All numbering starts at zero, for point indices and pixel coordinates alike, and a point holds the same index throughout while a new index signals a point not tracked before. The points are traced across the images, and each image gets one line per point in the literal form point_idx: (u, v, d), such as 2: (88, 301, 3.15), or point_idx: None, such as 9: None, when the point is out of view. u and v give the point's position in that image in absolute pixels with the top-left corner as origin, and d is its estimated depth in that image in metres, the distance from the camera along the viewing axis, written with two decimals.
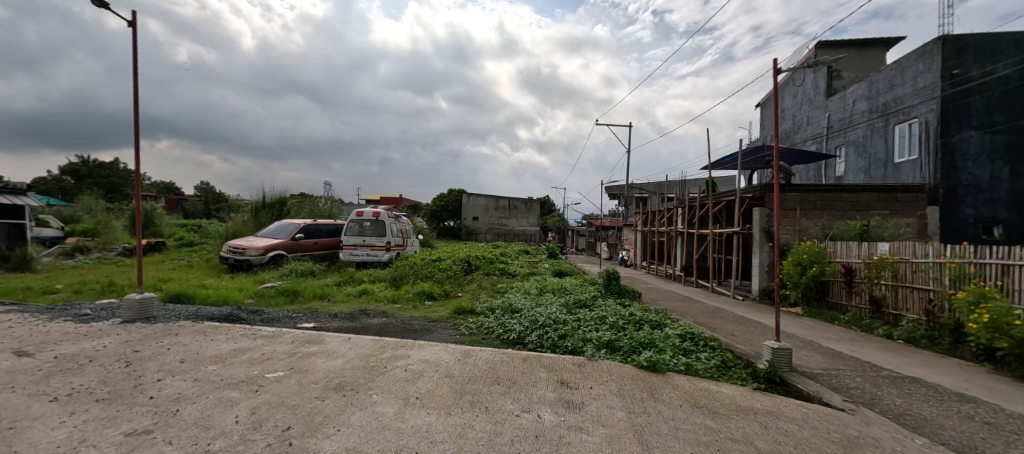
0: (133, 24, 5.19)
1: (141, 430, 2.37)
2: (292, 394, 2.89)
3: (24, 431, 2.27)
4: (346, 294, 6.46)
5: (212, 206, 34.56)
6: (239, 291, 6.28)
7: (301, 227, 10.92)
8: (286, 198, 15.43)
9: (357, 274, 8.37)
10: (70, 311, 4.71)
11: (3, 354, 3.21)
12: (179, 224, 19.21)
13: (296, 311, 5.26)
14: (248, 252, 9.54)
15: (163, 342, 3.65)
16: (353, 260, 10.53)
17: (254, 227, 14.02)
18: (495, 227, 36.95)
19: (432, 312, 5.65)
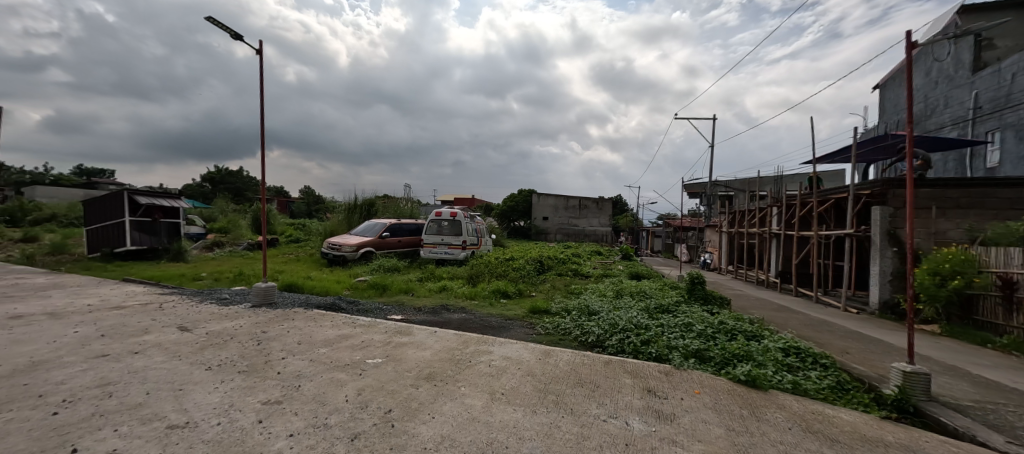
0: (259, 52, 6.06)
1: (273, 401, 2.76)
2: (390, 380, 3.13)
3: (188, 393, 2.78)
4: (427, 290, 6.85)
5: (314, 207, 39.29)
6: (339, 283, 7.01)
7: (387, 225, 11.85)
8: (374, 200, 16.92)
9: (437, 271, 8.84)
10: (215, 294, 5.64)
11: (171, 328, 3.93)
12: (288, 223, 22.16)
13: (386, 303, 5.70)
14: (344, 248, 10.63)
15: (283, 326, 4.18)
16: (433, 257, 11.15)
17: (347, 226, 15.60)
18: (565, 227, 36.65)
19: (508, 311, 5.76)
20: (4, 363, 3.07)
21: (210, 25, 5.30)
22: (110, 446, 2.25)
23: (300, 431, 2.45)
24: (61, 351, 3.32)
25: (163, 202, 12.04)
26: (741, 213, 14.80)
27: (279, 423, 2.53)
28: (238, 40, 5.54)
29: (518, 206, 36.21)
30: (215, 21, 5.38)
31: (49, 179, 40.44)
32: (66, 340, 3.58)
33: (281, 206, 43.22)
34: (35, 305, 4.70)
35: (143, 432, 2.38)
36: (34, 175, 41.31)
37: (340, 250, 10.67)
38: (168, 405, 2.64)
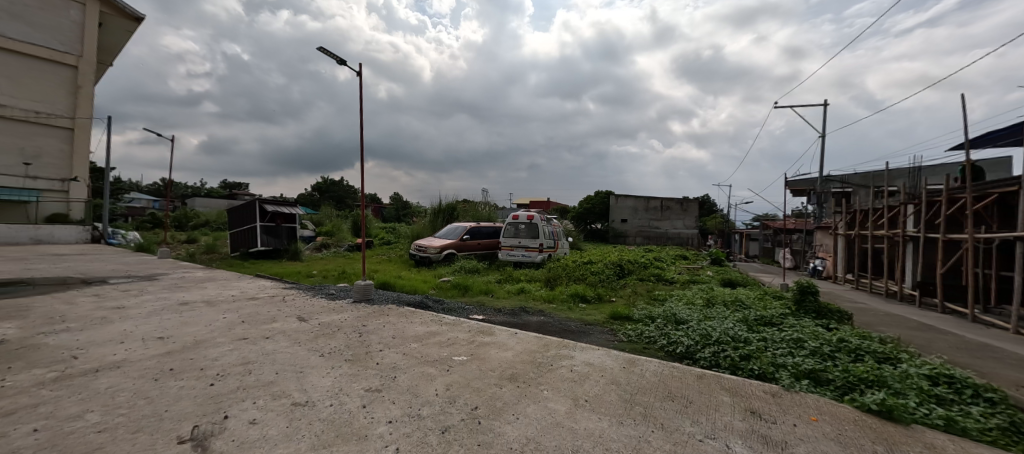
0: (360, 74, 6.81)
1: (374, 389, 3.04)
2: (475, 377, 3.27)
3: (306, 376, 3.20)
4: (506, 291, 7.02)
5: (403, 212, 43.01)
6: (426, 283, 7.54)
7: (468, 228, 12.47)
8: (455, 204, 17.94)
9: (515, 273, 9.04)
10: (325, 289, 6.46)
11: (292, 317, 4.59)
12: (381, 227, 24.57)
13: (468, 303, 5.98)
14: (430, 250, 11.47)
15: (379, 320, 4.61)
16: (510, 259, 11.47)
17: (432, 229, 16.78)
18: (644, 230, 34.78)
19: (587, 315, 5.65)
20: (176, 340, 3.84)
21: (321, 54, 6.08)
22: (250, 416, 2.68)
23: (397, 418, 2.66)
24: (214, 333, 4.06)
25: (284, 209, 14.07)
26: (863, 212, 12.59)
27: (380, 409, 2.77)
28: (342, 65, 6.27)
29: (595, 209, 36.71)
30: (325, 51, 6.17)
31: (204, 192, 50.24)
32: (218, 323, 4.37)
33: (376, 212, 48.16)
34: (198, 294, 5.84)
35: (273, 407, 2.79)
36: (196, 190, 51.88)
37: (426, 252, 11.54)
38: (292, 385, 3.07)
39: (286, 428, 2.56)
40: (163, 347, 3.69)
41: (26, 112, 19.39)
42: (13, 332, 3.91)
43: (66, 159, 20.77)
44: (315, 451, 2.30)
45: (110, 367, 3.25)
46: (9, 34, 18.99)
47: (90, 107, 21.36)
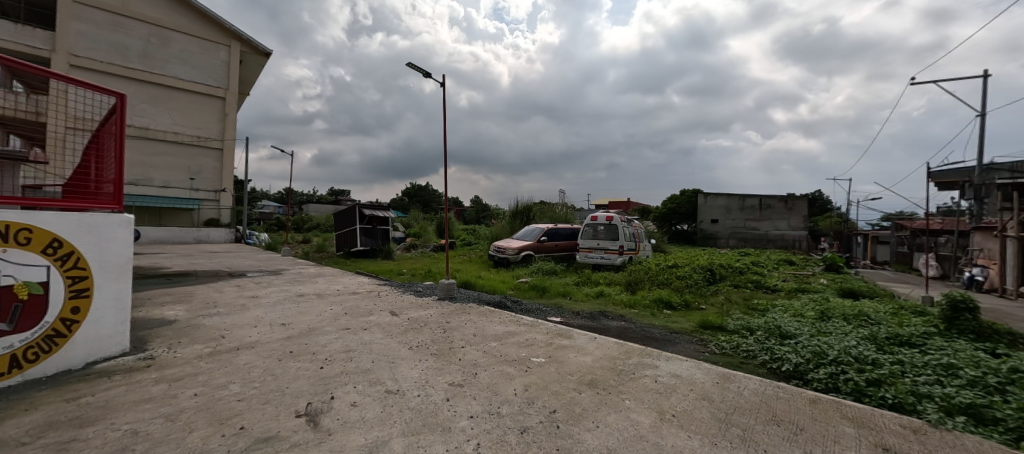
0: (443, 85, 7.25)
1: (457, 383, 3.18)
2: (553, 380, 3.25)
3: (398, 366, 3.49)
4: (584, 294, 6.90)
5: (483, 214, 45.15)
6: (504, 283, 7.75)
7: (545, 230, 12.55)
8: (531, 205, 18.24)
9: (593, 275, 8.86)
10: (413, 287, 7.00)
11: (386, 312, 5.05)
12: (463, 229, 26.02)
13: (546, 305, 6.00)
14: (509, 251, 11.81)
15: (461, 318, 4.84)
16: (589, 261, 11.30)
17: (511, 230, 17.34)
18: (738, 230, 31.89)
19: (673, 323, 5.30)
20: (294, 327, 4.47)
21: (410, 69, 6.61)
22: (352, 399, 2.99)
23: (479, 414, 2.75)
24: (323, 323, 4.64)
25: (379, 212, 15.57)
26: None
27: (462, 404, 2.89)
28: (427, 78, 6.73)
29: (680, 209, 33.59)
30: (413, 66, 6.70)
31: (315, 199, 58.13)
32: (326, 314, 4.99)
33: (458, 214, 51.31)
34: (311, 287, 6.74)
35: (370, 392, 3.09)
36: (309, 197, 60.47)
37: (504, 253, 11.90)
38: (385, 374, 3.36)
39: (380, 412, 2.81)
40: (286, 332, 4.32)
41: (192, 137, 24.30)
42: (183, 313, 4.92)
43: (218, 174, 25.35)
44: (405, 437, 2.48)
45: (246, 347, 3.89)
46: (181, 76, 24.01)
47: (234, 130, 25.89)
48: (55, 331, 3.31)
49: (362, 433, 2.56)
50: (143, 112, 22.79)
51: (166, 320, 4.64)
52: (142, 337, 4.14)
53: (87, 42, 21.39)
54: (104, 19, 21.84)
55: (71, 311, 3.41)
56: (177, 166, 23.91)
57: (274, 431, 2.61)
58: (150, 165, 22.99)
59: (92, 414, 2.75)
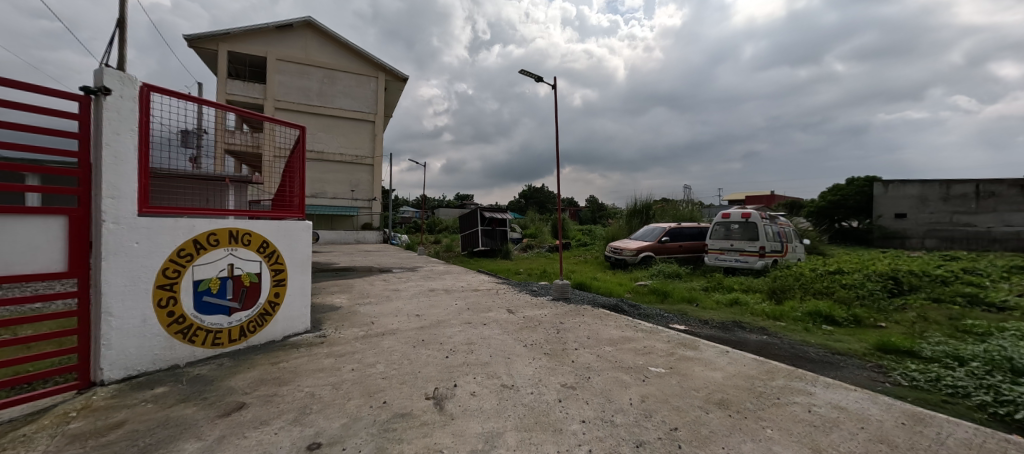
0: (554, 87, 7.35)
1: (569, 385, 3.16)
2: (674, 394, 2.96)
3: (513, 362, 3.64)
4: (714, 302, 6.18)
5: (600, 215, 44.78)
6: (620, 286, 7.47)
7: (667, 230, 11.75)
8: (651, 203, 17.26)
9: (725, 280, 7.88)
10: (529, 286, 7.25)
11: (503, 309, 5.33)
12: (580, 230, 26.04)
13: (668, 311, 5.57)
14: (625, 252, 11.39)
15: (575, 319, 4.82)
16: (721, 264, 10.21)
17: (628, 230, 16.80)
18: (937, 226, 24.36)
19: (836, 342, 4.35)
20: (426, 318, 5.04)
21: (523, 76, 6.88)
22: (471, 389, 3.20)
23: (590, 420, 2.66)
24: (449, 315, 5.13)
25: (498, 214, 16.65)
26: None
27: (574, 407, 2.84)
28: (540, 82, 6.90)
29: (848, 202, 27.80)
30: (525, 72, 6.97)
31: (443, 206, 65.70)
32: (451, 308, 5.51)
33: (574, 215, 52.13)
34: (440, 283, 7.56)
35: (487, 384, 3.28)
36: (437, 204, 68.52)
37: (621, 254, 11.52)
38: (501, 368, 3.52)
39: (496, 404, 2.95)
40: (418, 322, 4.91)
41: (352, 156, 29.72)
42: (345, 301, 6.04)
43: (370, 185, 30.32)
44: (519, 432, 2.55)
45: (388, 333, 4.54)
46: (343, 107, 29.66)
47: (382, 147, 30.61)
48: (266, 310, 4.38)
49: (480, 422, 2.72)
50: (318, 139, 28.77)
51: (333, 306, 5.76)
52: (318, 318, 5.20)
53: (285, 90, 28.01)
54: (295, 70, 28.33)
55: (275, 295, 4.46)
56: (342, 181, 29.47)
57: (408, 409, 2.97)
58: (324, 181, 28.91)
59: (286, 375, 3.55)
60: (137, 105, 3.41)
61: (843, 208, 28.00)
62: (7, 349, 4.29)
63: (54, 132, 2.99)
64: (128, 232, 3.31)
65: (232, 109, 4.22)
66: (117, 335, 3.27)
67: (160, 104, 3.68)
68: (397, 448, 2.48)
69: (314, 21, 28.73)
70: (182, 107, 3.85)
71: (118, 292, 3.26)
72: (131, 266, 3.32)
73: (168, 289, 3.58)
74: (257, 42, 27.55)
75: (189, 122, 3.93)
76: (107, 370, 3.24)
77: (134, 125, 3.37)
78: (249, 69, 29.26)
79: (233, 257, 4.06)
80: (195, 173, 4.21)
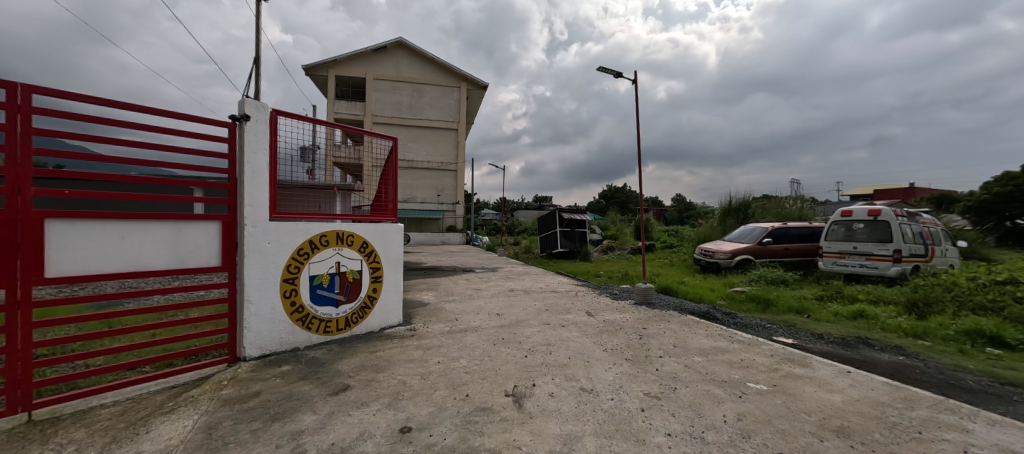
0: (635, 82, 7.03)
1: (653, 395, 2.98)
2: (779, 416, 2.62)
3: (593, 365, 3.56)
4: (831, 314, 5.33)
5: (687, 215, 41.78)
6: (712, 292, 6.87)
7: (768, 231, 10.50)
8: (750, 201, 15.62)
9: (846, 289, 6.77)
10: (609, 289, 7.04)
11: (582, 311, 5.27)
12: (664, 231, 24.57)
13: (771, 321, 4.97)
14: (717, 255, 10.44)
15: (660, 326, 4.56)
16: (840, 270, 8.84)
17: (722, 231, 15.43)
18: None
19: (1010, 371, 3.43)
20: (506, 318, 5.19)
21: (601, 73, 6.73)
22: (550, 390, 3.20)
23: (678, 434, 2.47)
24: (528, 316, 5.23)
25: (577, 215, 16.51)
26: None
27: (659, 418, 2.67)
28: (619, 77, 6.68)
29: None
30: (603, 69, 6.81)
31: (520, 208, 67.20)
32: (530, 308, 5.60)
33: (658, 215, 49.53)
34: (519, 284, 7.74)
35: (566, 386, 3.25)
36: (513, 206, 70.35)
37: (713, 256, 10.58)
38: (580, 371, 3.47)
39: (575, 407, 2.90)
40: (499, 321, 5.08)
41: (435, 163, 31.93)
42: (432, 298, 6.51)
43: (454, 189, 32.26)
44: (598, 438, 2.49)
45: (470, 330, 4.78)
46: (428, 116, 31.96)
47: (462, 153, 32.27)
48: (366, 303, 4.90)
49: (559, 423, 2.71)
50: (410, 148, 31.44)
51: (420, 302, 6.25)
52: (408, 313, 5.68)
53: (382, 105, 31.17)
54: (388, 86, 31.41)
55: (373, 290, 4.97)
56: (427, 186, 31.85)
57: (489, 404, 3.08)
58: (413, 187, 31.54)
59: (382, 363, 3.93)
60: (267, 128, 4.06)
61: (1022, 200, 19.66)
62: (185, 326, 5.43)
63: (210, 153, 3.72)
64: (262, 233, 3.98)
65: (338, 126, 4.82)
66: (255, 319, 3.95)
67: (285, 126, 4.34)
68: (478, 440, 2.58)
69: (403, 40, 31.51)
70: (301, 127, 4.49)
71: (256, 283, 3.94)
72: (264, 262, 3.99)
73: (291, 282, 4.20)
74: (357, 65, 31.14)
75: (305, 138, 4.56)
76: (248, 348, 3.94)
77: (266, 145, 4.02)
78: (351, 89, 33.20)
79: (340, 256, 4.62)
80: (312, 183, 4.76)
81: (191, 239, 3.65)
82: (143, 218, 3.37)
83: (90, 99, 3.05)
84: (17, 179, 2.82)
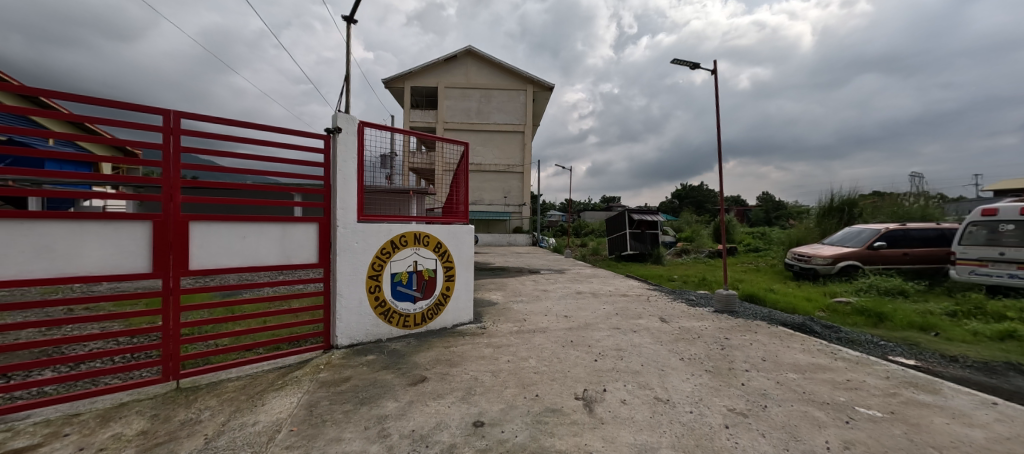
0: (714, 72, 6.54)
1: (739, 411, 2.74)
2: (898, 448, 2.26)
3: (669, 375, 3.38)
4: (969, 333, 4.44)
5: (775, 216, 37.81)
6: (808, 302, 6.13)
7: (880, 233, 9.05)
8: (856, 198, 13.71)
9: (989, 304, 5.60)
10: (685, 295, 6.63)
11: (655, 317, 5.04)
12: (747, 233, 22.48)
13: (886, 338, 4.29)
14: (814, 259, 9.26)
15: (745, 337, 4.19)
16: (980, 281, 7.38)
17: (821, 233, 13.71)
18: None
19: None
20: (574, 320, 5.15)
21: (674, 66, 6.37)
22: (621, 397, 3.10)
23: None
24: (597, 319, 5.13)
25: (648, 216, 15.84)
26: None
27: (746, 437, 2.44)
28: (696, 68, 6.26)
29: None
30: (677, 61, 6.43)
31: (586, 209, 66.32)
32: (599, 312, 5.49)
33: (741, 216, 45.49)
34: (588, 286, 7.63)
35: (639, 394, 3.12)
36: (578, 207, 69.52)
37: (809, 261, 9.42)
38: (655, 380, 3.31)
39: (650, 418, 2.77)
40: (567, 323, 5.06)
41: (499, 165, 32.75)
42: (500, 298, 6.69)
43: (521, 191, 32.75)
44: (676, 452, 2.35)
45: (539, 330, 4.82)
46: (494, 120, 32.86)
47: (527, 155, 32.63)
48: (439, 301, 5.19)
49: (632, 432, 2.61)
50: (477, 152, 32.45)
51: (489, 301, 6.45)
52: (478, 311, 5.90)
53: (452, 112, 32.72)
54: (458, 94, 32.91)
55: (445, 289, 5.24)
56: (493, 188, 32.77)
57: (559, 405, 3.08)
58: (480, 189, 32.69)
59: (455, 358, 4.14)
60: (356, 138, 4.48)
61: None
62: (289, 315, 6.23)
63: (309, 163, 4.22)
64: (351, 234, 4.40)
65: (413, 133, 5.16)
66: (345, 311, 4.39)
67: (370, 136, 4.74)
68: (549, 441, 2.60)
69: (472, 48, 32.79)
70: (382, 136, 4.87)
71: (347, 279, 4.38)
72: (353, 260, 4.42)
73: (375, 279, 4.59)
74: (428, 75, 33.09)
75: (385, 147, 4.92)
76: (340, 337, 4.39)
77: (355, 154, 4.45)
78: (424, 99, 35.41)
79: (417, 255, 4.95)
80: (390, 187, 5.23)
81: (294, 238, 4.17)
82: (259, 220, 3.94)
83: (220, 121, 3.65)
84: (171, 189, 3.48)
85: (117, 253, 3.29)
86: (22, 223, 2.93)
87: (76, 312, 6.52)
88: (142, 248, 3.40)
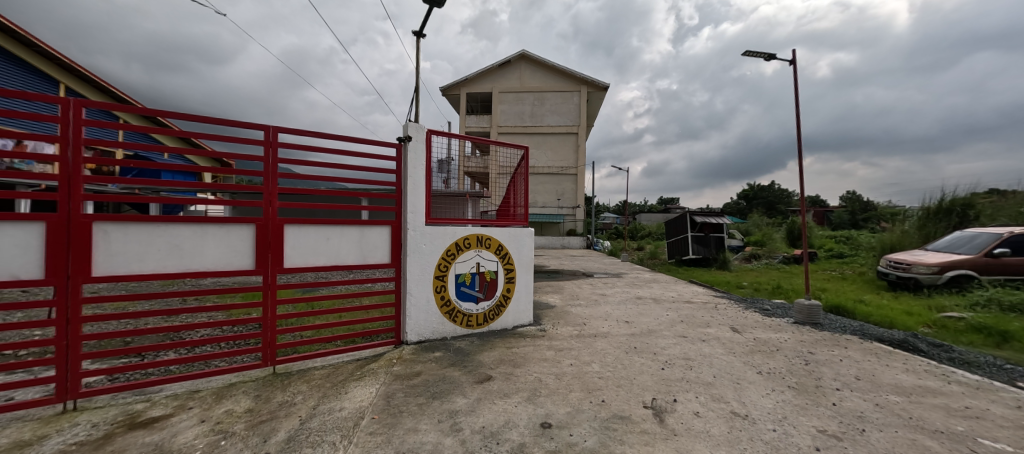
0: (793, 63, 6.07)
1: (831, 433, 2.55)
2: None
3: (746, 388, 3.23)
4: None
5: (863, 216, 33.90)
6: (909, 316, 5.47)
7: (1001, 239, 7.83)
8: (971, 198, 11.90)
9: None
10: (758, 304, 6.21)
11: (726, 327, 4.79)
12: (829, 236, 20.38)
13: (1014, 361, 3.71)
14: (915, 268, 8.24)
15: (833, 352, 3.86)
16: None
17: (922, 237, 12.09)
18: None
19: None
20: (636, 326, 5.05)
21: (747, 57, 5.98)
22: (693, 409, 3.01)
23: None
24: (661, 326, 4.99)
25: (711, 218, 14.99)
26: None
27: None
28: (773, 58, 5.84)
29: None
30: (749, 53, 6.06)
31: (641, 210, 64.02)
32: (663, 319, 5.33)
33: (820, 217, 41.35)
34: (648, 292, 7.42)
35: (714, 407, 3.01)
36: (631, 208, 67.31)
37: (907, 270, 8.40)
38: (730, 393, 3.17)
39: (727, 433, 2.66)
40: (630, 328, 4.98)
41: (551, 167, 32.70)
42: (558, 301, 6.72)
43: (574, 193, 32.44)
44: None
45: (600, 335, 4.80)
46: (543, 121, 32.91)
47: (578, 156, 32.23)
48: (500, 301, 5.35)
49: (708, 446, 2.54)
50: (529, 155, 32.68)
51: (546, 304, 6.52)
52: (537, 314, 5.98)
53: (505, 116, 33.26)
54: (511, 97, 33.35)
55: (506, 290, 5.39)
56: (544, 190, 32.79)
57: (627, 413, 3.06)
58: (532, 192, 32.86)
59: (518, 359, 4.25)
60: (424, 146, 4.77)
61: None
62: (361, 312, 6.77)
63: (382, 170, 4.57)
64: (420, 236, 4.69)
65: (472, 139, 5.37)
66: (414, 309, 4.69)
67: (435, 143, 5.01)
68: (619, 448, 2.61)
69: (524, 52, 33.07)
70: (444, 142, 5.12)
71: (416, 278, 4.67)
72: (422, 261, 4.70)
73: (442, 279, 4.85)
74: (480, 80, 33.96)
75: (445, 153, 5.14)
76: (409, 334, 4.69)
77: (422, 160, 4.75)
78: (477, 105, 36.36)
79: (479, 257, 5.14)
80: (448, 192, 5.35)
81: (370, 240, 4.53)
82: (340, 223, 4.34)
83: (308, 134, 4.09)
84: (270, 196, 3.95)
85: (228, 252, 3.80)
86: (159, 226, 3.49)
87: (190, 303, 7.63)
88: (247, 248, 3.89)
